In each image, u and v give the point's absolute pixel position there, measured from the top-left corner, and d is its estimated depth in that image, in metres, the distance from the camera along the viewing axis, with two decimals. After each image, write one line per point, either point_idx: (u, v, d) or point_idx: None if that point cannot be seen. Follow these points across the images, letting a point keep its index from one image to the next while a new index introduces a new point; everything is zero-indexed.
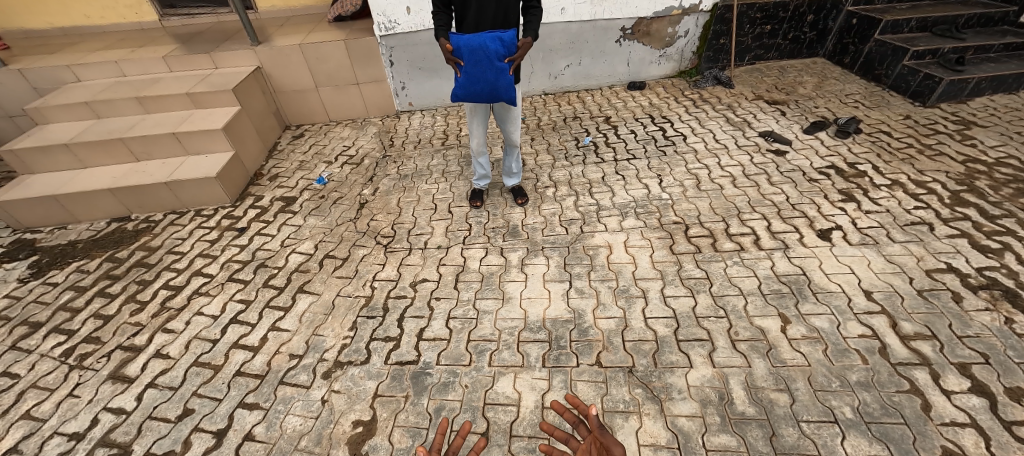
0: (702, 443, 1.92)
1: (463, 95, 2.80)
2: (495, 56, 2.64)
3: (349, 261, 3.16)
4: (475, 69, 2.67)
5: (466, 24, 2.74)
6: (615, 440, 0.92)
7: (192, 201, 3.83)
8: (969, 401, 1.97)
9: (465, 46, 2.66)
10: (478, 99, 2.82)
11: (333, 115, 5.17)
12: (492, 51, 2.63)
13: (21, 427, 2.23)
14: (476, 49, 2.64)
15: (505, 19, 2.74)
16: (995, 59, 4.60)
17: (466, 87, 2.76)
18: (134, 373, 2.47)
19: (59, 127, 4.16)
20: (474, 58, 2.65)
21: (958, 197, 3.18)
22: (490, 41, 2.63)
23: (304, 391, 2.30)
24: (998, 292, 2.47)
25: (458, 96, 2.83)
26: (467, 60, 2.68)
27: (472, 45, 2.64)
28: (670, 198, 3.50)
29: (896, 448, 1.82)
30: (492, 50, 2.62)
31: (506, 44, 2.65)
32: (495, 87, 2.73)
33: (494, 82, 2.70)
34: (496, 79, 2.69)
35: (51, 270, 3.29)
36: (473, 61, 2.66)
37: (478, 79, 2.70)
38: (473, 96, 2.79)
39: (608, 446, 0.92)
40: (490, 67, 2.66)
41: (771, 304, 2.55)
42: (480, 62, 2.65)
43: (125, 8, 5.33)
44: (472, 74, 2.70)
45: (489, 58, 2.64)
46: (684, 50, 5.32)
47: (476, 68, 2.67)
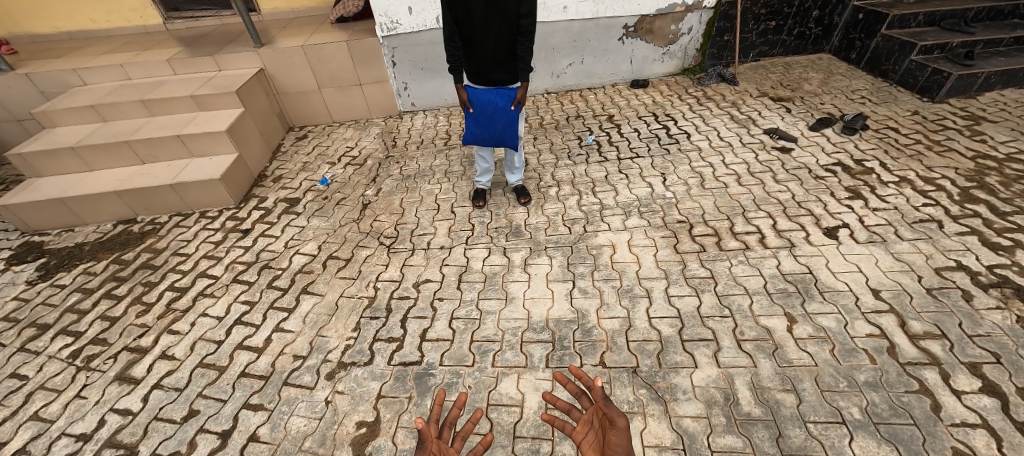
0: (708, 444, 1.90)
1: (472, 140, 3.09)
2: (504, 109, 2.91)
3: (353, 262, 3.17)
4: (486, 121, 2.96)
5: (474, 36, 2.67)
6: (618, 412, 1.17)
7: (197, 203, 3.86)
8: (980, 402, 1.94)
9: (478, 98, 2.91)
10: (484, 142, 3.11)
11: (336, 115, 5.19)
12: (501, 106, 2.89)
13: (29, 428, 2.26)
14: (486, 102, 2.91)
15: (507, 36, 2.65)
16: (1006, 53, 4.51)
17: (476, 138, 3.09)
18: (140, 374, 2.49)
19: (66, 130, 4.20)
20: (484, 112, 2.94)
21: (968, 194, 3.13)
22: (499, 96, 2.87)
23: (307, 392, 2.30)
24: (1009, 290, 2.42)
25: (466, 139, 3.12)
26: (478, 113, 2.95)
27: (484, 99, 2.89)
28: (674, 197, 3.47)
29: (905, 449, 1.80)
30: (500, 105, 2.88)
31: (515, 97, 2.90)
32: (500, 134, 3.03)
33: (502, 135, 3.03)
34: (504, 131, 3.01)
35: (59, 272, 3.33)
36: (484, 115, 2.95)
37: (488, 133, 3.02)
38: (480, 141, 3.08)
39: (612, 418, 1.18)
40: (499, 121, 2.96)
41: (777, 303, 2.52)
42: (491, 115, 2.93)
43: (131, 12, 5.37)
44: (481, 126, 3.02)
45: (498, 109, 2.91)
46: (688, 48, 5.28)
47: (487, 121, 2.97)
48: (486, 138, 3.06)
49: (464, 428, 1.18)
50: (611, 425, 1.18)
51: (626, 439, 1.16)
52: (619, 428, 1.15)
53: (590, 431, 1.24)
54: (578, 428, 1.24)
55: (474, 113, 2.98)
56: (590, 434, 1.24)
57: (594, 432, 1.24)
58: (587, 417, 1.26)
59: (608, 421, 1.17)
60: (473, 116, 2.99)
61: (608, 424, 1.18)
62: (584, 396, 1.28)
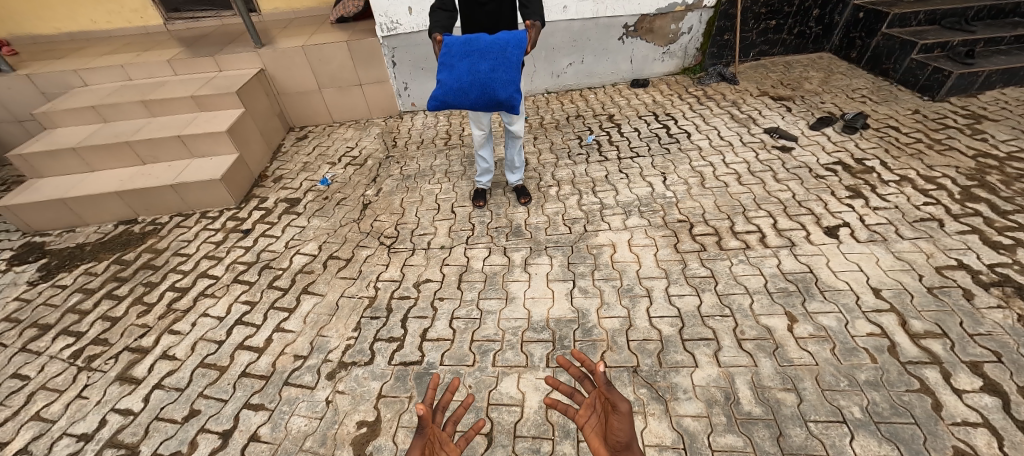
0: (708, 443, 1.91)
1: (452, 88, 2.70)
2: (493, 44, 2.66)
3: (353, 262, 3.17)
4: (469, 60, 2.66)
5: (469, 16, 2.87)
6: (620, 397, 1.16)
7: (198, 204, 3.86)
8: (981, 400, 1.94)
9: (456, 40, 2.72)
10: (466, 90, 2.69)
11: (336, 115, 5.19)
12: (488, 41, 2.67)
13: (31, 428, 2.26)
14: (471, 42, 2.71)
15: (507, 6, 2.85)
16: (1006, 51, 4.50)
17: (453, 85, 2.71)
18: (141, 373, 2.49)
19: (67, 131, 4.20)
20: (468, 50, 2.68)
21: (969, 192, 3.13)
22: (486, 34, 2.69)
23: (308, 392, 2.30)
24: (1010, 289, 2.42)
25: (445, 89, 2.73)
26: (456, 53, 2.69)
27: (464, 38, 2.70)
28: (674, 196, 3.47)
29: (906, 448, 1.80)
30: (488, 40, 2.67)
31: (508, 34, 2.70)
32: (486, 78, 2.65)
33: (489, 75, 2.64)
34: (493, 69, 2.64)
35: (60, 272, 3.33)
36: (465, 54, 2.67)
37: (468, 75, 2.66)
38: (463, 87, 2.68)
39: (614, 402, 1.17)
40: (485, 59, 2.64)
41: (777, 303, 2.52)
42: (474, 53, 2.66)
43: (131, 13, 5.38)
44: (463, 68, 2.67)
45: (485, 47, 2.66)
46: (688, 47, 5.27)
47: (467, 60, 2.67)
48: (465, 83, 2.68)
49: (457, 412, 1.19)
50: (613, 410, 1.17)
51: (628, 424, 1.15)
52: (621, 413, 1.15)
53: (592, 415, 1.25)
54: (580, 412, 1.25)
55: (452, 56, 2.71)
56: (593, 419, 1.25)
57: (596, 416, 1.25)
58: (590, 402, 1.27)
59: (611, 406, 1.16)
60: (451, 59, 2.71)
61: (610, 409, 1.18)
62: (587, 380, 1.29)
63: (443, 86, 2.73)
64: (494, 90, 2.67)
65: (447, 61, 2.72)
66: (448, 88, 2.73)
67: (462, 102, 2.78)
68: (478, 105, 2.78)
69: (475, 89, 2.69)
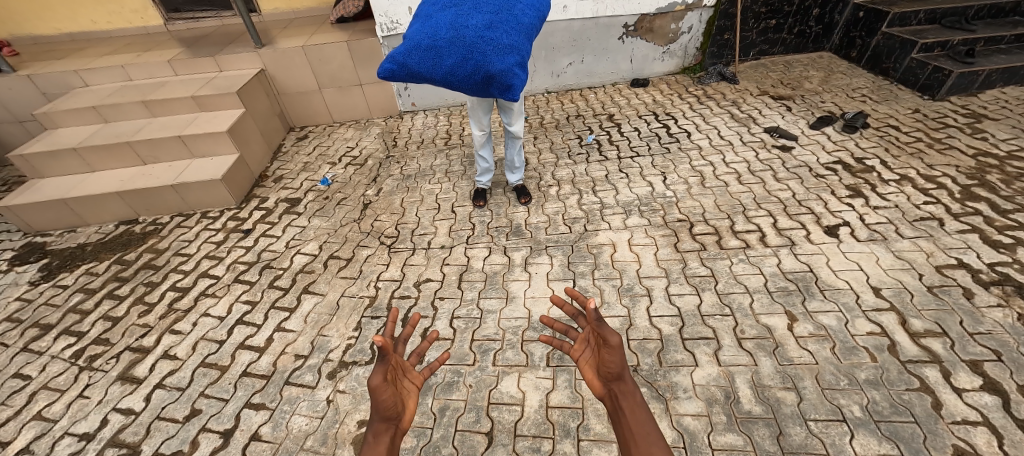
0: (708, 442, 1.91)
1: (426, 44, 2.48)
2: (487, 5, 2.49)
3: (354, 262, 3.17)
4: (450, 19, 2.47)
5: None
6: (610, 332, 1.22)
7: (199, 204, 3.87)
8: (981, 399, 1.94)
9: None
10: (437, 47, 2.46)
11: (337, 115, 5.20)
12: (483, 1, 2.50)
13: (33, 428, 2.27)
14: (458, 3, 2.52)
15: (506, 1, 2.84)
16: (1006, 50, 4.50)
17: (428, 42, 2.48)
18: (142, 373, 2.50)
19: (67, 131, 4.21)
20: (452, 9, 2.50)
21: (969, 191, 3.13)
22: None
23: (309, 391, 2.31)
24: (1010, 288, 2.43)
25: (417, 45, 2.50)
26: (444, 10, 2.53)
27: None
28: (674, 196, 3.47)
29: (906, 447, 1.81)
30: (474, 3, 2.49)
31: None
32: (463, 39, 2.43)
33: (472, 37, 2.41)
34: (477, 32, 2.42)
35: (61, 272, 3.34)
36: (454, 9, 2.50)
37: (448, 33, 2.44)
38: (436, 44, 2.46)
39: (605, 337, 1.22)
40: (475, 17, 2.45)
41: (777, 302, 2.52)
42: (462, 11, 2.48)
43: (132, 13, 5.39)
44: (442, 23, 2.48)
45: (468, 8, 2.48)
46: (688, 46, 5.27)
47: (452, 16, 2.48)
48: (442, 41, 2.45)
49: (421, 346, 1.41)
50: (605, 344, 1.23)
51: (618, 355, 1.22)
52: (612, 345, 1.20)
53: (586, 349, 1.35)
54: (575, 346, 1.36)
55: (437, 12, 2.54)
56: (587, 352, 1.35)
57: (589, 349, 1.35)
58: (584, 337, 1.37)
59: (601, 341, 1.23)
60: (435, 15, 2.54)
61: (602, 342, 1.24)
62: (581, 317, 1.37)
63: (411, 42, 2.54)
64: (469, 51, 2.42)
65: (431, 17, 2.56)
66: (420, 44, 2.50)
67: (433, 65, 2.51)
68: (450, 73, 2.51)
69: (452, 51, 2.45)
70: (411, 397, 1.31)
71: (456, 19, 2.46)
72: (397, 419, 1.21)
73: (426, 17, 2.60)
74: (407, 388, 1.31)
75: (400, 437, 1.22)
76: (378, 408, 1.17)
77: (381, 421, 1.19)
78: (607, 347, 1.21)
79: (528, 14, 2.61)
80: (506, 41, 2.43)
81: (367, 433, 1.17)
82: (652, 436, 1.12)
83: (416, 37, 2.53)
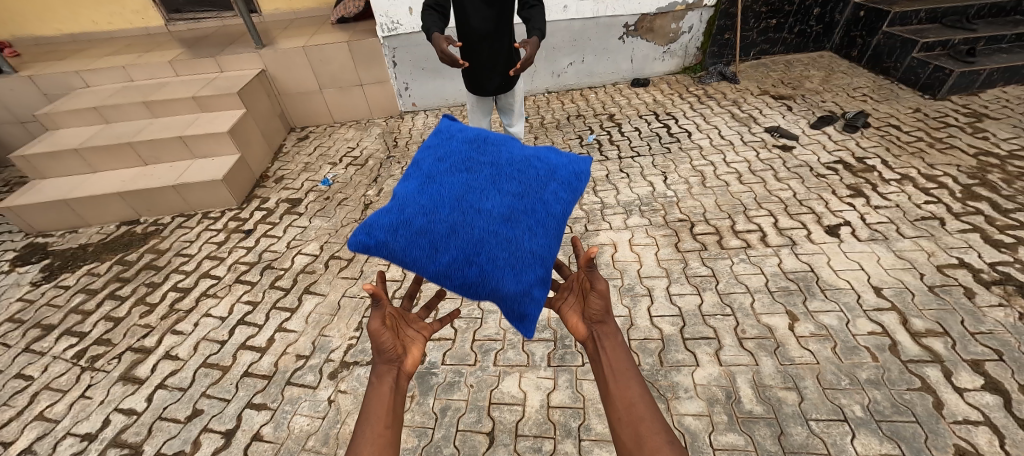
0: (710, 442, 1.92)
1: (407, 222, 1.38)
2: (508, 190, 1.46)
3: (355, 262, 3.18)
4: (459, 181, 1.47)
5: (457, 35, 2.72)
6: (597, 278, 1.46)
7: (200, 205, 3.88)
8: (982, 399, 1.95)
9: (460, 154, 1.55)
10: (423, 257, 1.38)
11: (337, 115, 5.20)
12: (504, 170, 1.51)
13: (35, 428, 2.28)
14: (476, 145, 1.60)
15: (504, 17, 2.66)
16: (1007, 49, 4.50)
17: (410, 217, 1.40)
18: (144, 374, 2.51)
19: (69, 132, 4.22)
20: (459, 189, 1.45)
21: (970, 191, 3.13)
22: (508, 154, 1.57)
23: (311, 391, 2.31)
24: (1012, 287, 2.43)
25: (388, 226, 1.37)
26: (446, 168, 1.51)
27: (475, 154, 1.55)
28: (675, 195, 3.47)
29: (907, 447, 1.81)
30: (501, 151, 1.57)
31: (541, 170, 1.55)
32: (475, 210, 1.39)
33: (479, 230, 1.37)
34: (491, 225, 1.39)
35: (63, 273, 3.35)
36: (460, 181, 1.47)
37: (446, 219, 1.39)
38: (427, 233, 1.37)
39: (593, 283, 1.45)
40: (491, 208, 1.41)
41: (778, 302, 2.51)
42: (470, 197, 1.43)
43: (132, 14, 5.39)
44: (446, 193, 1.44)
45: (486, 182, 1.47)
46: (688, 46, 5.27)
47: (458, 193, 1.44)
48: (438, 229, 1.38)
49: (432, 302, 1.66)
50: (593, 289, 1.45)
51: (604, 299, 1.44)
52: (599, 289, 1.44)
53: (568, 297, 1.54)
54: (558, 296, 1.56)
55: (437, 179, 1.48)
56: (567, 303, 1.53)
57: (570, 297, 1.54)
58: (564, 288, 1.58)
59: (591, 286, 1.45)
60: (432, 182, 1.48)
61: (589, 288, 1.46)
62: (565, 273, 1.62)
63: (396, 213, 1.40)
64: (481, 238, 1.36)
65: (428, 174, 1.52)
66: (394, 225, 1.38)
67: (414, 257, 1.40)
68: (442, 277, 1.41)
69: (449, 244, 1.38)
70: (413, 346, 1.47)
71: (460, 200, 1.43)
72: (399, 363, 1.39)
73: (420, 167, 1.58)
74: (411, 339, 1.49)
75: (405, 378, 1.39)
76: (378, 350, 1.37)
77: (383, 363, 1.36)
78: (595, 291, 1.43)
79: (566, 194, 1.55)
80: (537, 249, 1.42)
81: (371, 375, 1.35)
82: (628, 372, 1.30)
83: (398, 194, 1.49)
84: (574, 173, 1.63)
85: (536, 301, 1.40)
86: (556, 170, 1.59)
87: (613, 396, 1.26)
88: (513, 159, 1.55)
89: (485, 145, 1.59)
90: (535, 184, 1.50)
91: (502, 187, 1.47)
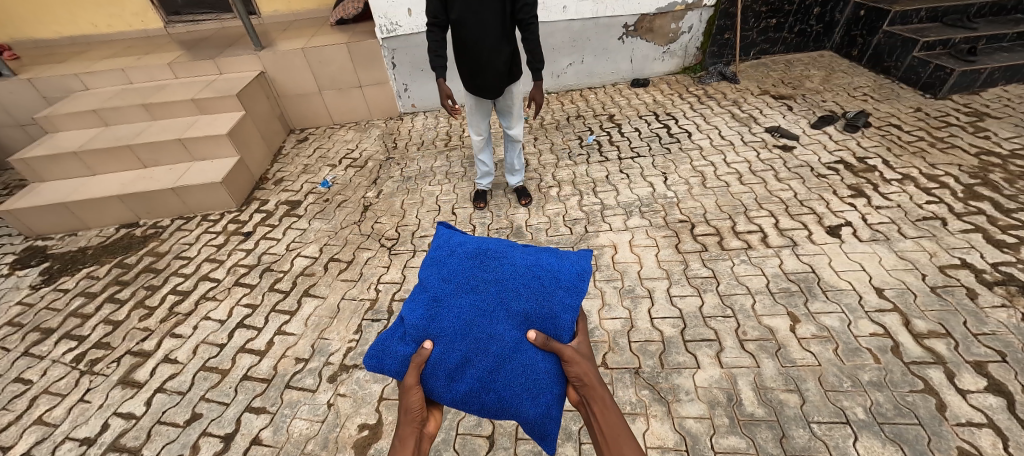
0: (711, 445, 1.90)
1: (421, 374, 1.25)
2: (518, 308, 1.31)
3: (354, 264, 3.17)
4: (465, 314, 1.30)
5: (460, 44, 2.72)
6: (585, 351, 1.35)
7: (199, 207, 3.87)
8: (986, 400, 1.93)
9: (463, 270, 1.38)
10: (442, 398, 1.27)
11: (337, 117, 5.20)
12: (510, 283, 1.34)
13: (34, 432, 2.27)
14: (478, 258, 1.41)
15: (505, 24, 2.66)
16: (1008, 48, 4.48)
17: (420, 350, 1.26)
18: (143, 377, 2.50)
19: (68, 135, 4.21)
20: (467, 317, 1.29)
21: (972, 190, 3.11)
22: (511, 264, 1.40)
23: (310, 395, 2.30)
24: (1015, 288, 2.41)
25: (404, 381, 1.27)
26: (450, 288, 1.34)
27: (480, 270, 1.37)
28: (676, 196, 3.46)
29: (910, 449, 1.80)
30: (506, 263, 1.40)
31: (548, 277, 1.38)
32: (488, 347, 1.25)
33: (494, 357, 1.25)
34: (505, 350, 1.25)
35: (62, 276, 3.34)
36: (467, 303, 1.31)
37: (459, 346, 1.26)
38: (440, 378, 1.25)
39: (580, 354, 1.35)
40: (503, 333, 1.27)
41: (780, 303, 2.50)
42: (480, 320, 1.29)
43: (132, 16, 5.40)
44: (452, 328, 1.27)
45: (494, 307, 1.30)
46: (688, 46, 5.26)
47: (468, 316, 1.29)
48: (450, 360, 1.25)
49: None
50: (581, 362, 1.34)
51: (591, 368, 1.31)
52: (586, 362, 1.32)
53: None
54: None
55: (445, 305, 1.31)
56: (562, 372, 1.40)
57: None
58: None
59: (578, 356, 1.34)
60: (438, 305, 1.32)
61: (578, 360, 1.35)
62: None
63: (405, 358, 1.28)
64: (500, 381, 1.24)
65: (433, 295, 1.35)
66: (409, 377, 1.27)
67: (430, 388, 1.27)
68: (460, 404, 1.27)
69: (465, 372, 1.25)
70: (434, 409, 1.36)
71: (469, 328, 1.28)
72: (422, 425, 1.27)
73: (422, 283, 1.41)
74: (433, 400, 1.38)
75: (425, 442, 1.28)
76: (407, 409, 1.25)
77: (406, 424, 1.25)
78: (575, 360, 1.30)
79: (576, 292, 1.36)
80: (553, 368, 1.27)
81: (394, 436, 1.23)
82: (623, 438, 1.15)
83: (405, 321, 1.33)
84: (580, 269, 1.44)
85: (557, 419, 1.25)
86: (561, 272, 1.41)
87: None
88: (517, 270, 1.38)
89: (487, 257, 1.41)
90: (544, 295, 1.33)
91: (510, 305, 1.31)
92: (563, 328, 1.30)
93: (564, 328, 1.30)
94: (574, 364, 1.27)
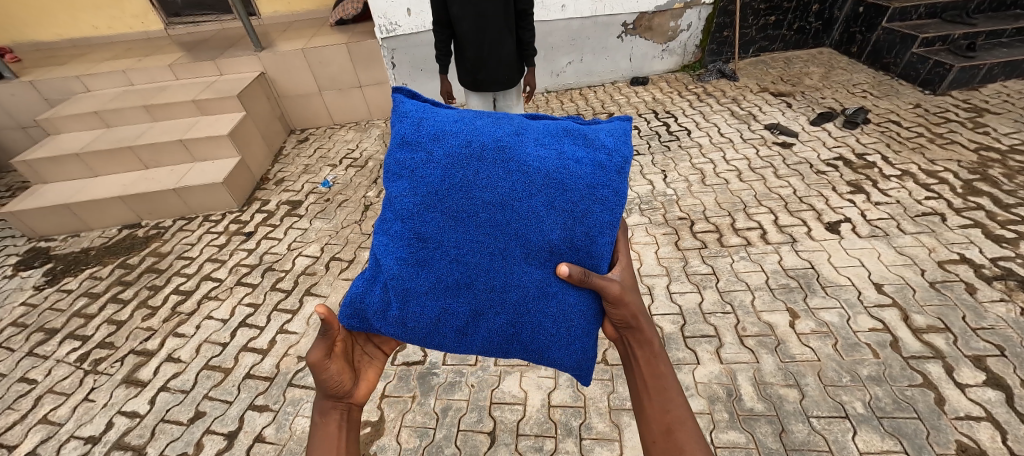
0: (712, 440, 1.92)
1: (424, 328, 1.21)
2: (539, 242, 1.19)
3: (356, 263, 3.18)
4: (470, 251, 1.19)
5: (463, 42, 2.74)
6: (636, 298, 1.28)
7: (201, 207, 3.89)
8: (984, 394, 1.95)
9: (455, 189, 1.20)
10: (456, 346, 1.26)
11: (337, 117, 5.22)
12: (521, 208, 1.19)
13: (39, 431, 2.29)
14: (471, 165, 1.22)
15: (508, 17, 2.64)
16: (1008, 44, 4.47)
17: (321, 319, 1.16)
18: (147, 376, 2.52)
19: (70, 136, 4.23)
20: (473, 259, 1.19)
21: (971, 186, 3.12)
22: (520, 173, 1.21)
23: (313, 392, 2.32)
24: (1014, 283, 2.42)
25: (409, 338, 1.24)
26: (441, 222, 1.19)
27: (478, 192, 1.20)
28: (675, 194, 3.47)
29: (909, 443, 1.81)
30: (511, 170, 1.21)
31: (567, 191, 1.21)
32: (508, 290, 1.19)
33: (514, 307, 1.20)
34: (527, 298, 1.19)
35: (66, 276, 3.36)
36: (469, 238, 1.19)
37: (465, 301, 1.20)
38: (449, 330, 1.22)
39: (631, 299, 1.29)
40: (524, 280, 1.19)
41: (779, 299, 2.52)
42: (489, 263, 1.19)
43: (132, 18, 5.43)
44: (455, 271, 1.19)
45: (506, 238, 1.19)
46: (687, 44, 5.27)
47: (475, 260, 1.19)
48: (461, 314, 1.20)
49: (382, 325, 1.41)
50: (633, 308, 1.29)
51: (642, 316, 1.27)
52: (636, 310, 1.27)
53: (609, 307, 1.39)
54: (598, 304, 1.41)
55: (439, 245, 1.19)
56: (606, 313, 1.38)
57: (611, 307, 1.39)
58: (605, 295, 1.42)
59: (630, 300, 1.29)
60: (427, 247, 1.19)
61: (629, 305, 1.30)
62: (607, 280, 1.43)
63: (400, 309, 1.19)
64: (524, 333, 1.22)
65: (420, 232, 1.19)
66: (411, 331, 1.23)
67: (440, 343, 1.26)
68: (483, 352, 1.28)
69: (479, 327, 1.23)
70: (366, 380, 1.31)
71: (475, 276, 1.19)
72: (344, 398, 1.26)
73: (400, 208, 1.21)
74: (365, 361, 1.34)
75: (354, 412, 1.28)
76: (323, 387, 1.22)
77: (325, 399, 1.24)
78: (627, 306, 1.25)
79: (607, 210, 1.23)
80: (591, 310, 1.25)
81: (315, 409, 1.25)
82: (669, 393, 1.15)
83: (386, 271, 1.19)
84: (619, 163, 1.28)
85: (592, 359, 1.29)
86: (583, 177, 1.23)
87: (649, 419, 1.13)
88: (531, 183, 1.20)
89: (486, 164, 1.21)
90: (574, 219, 1.20)
91: (528, 238, 1.19)
92: (600, 257, 1.21)
93: (602, 256, 1.22)
94: (620, 308, 1.24)
